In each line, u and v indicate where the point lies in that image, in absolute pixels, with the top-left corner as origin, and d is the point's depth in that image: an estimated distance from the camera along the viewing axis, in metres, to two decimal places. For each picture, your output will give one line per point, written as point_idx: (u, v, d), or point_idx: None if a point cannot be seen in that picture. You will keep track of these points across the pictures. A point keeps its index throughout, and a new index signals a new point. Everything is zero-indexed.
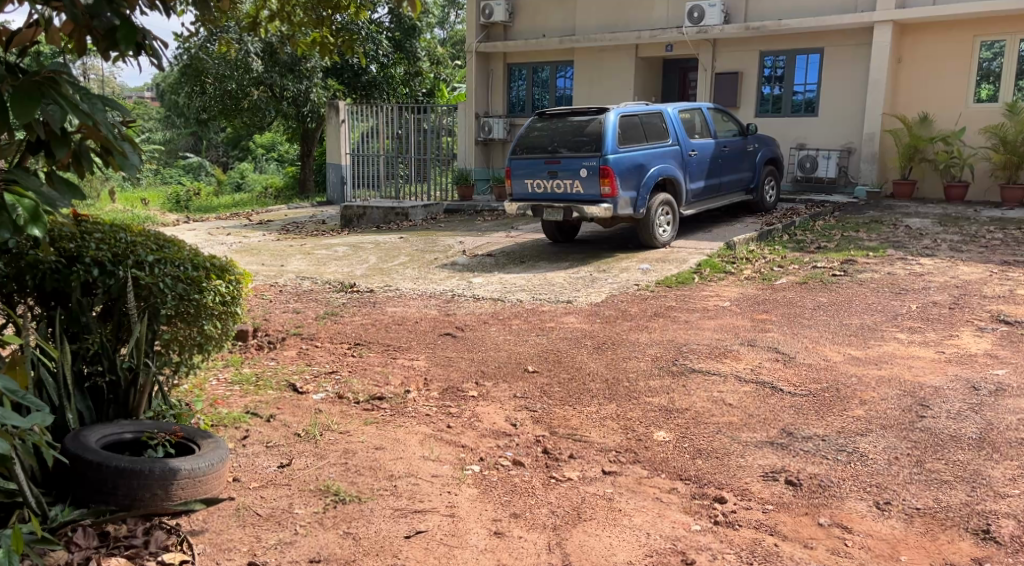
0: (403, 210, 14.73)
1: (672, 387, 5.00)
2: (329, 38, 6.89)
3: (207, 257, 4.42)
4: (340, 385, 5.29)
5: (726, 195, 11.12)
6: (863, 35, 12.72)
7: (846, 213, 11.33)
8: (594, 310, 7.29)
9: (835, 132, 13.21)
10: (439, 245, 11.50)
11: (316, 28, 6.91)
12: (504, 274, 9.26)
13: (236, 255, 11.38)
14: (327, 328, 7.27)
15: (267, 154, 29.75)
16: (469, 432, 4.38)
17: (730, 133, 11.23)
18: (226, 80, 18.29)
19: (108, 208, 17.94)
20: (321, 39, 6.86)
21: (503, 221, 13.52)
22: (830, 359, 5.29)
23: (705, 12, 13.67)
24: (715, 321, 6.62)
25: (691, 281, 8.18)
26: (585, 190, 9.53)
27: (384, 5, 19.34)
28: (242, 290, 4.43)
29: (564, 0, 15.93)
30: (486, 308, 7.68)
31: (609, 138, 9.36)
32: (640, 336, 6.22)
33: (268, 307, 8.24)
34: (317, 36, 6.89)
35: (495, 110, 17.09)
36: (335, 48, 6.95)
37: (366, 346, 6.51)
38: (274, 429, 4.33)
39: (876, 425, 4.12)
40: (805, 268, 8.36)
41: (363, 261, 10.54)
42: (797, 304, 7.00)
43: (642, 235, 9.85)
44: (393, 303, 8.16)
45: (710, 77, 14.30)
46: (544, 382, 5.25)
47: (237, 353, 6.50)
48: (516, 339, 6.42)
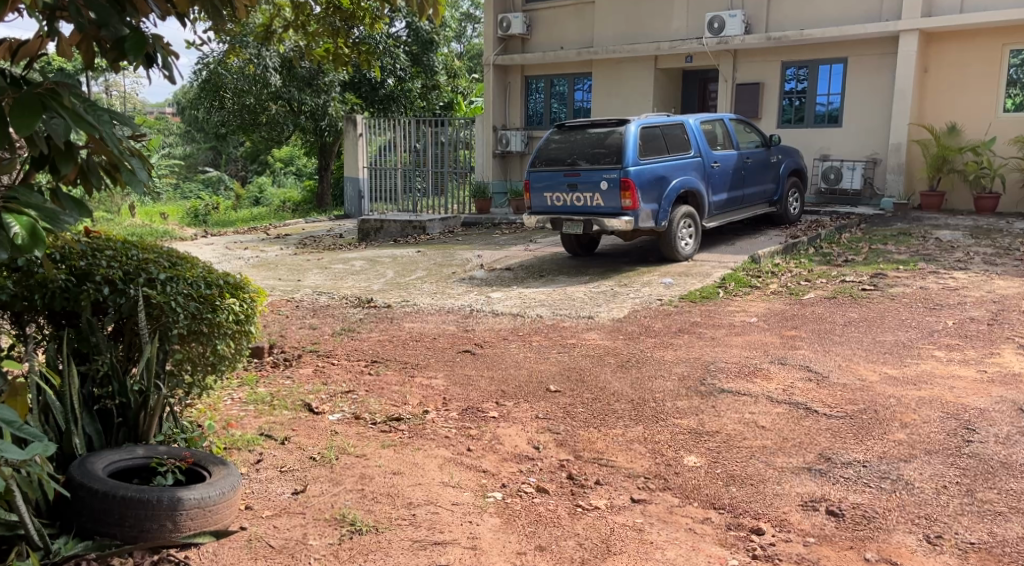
0: (421, 223, 14.62)
1: (700, 408, 4.81)
2: (342, 51, 6.80)
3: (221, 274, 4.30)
4: (357, 405, 5.14)
5: (749, 207, 10.91)
6: (888, 44, 12.50)
7: (872, 225, 11.08)
8: (617, 325, 7.11)
9: (859, 143, 12.98)
10: (457, 259, 11.36)
11: (331, 39, 6.83)
12: (524, 289, 9.09)
13: (253, 270, 11.30)
14: (344, 344, 7.14)
15: (286, 168, 29.88)
16: (490, 455, 4.21)
17: (752, 145, 11.03)
18: (245, 95, 18.37)
19: (127, 223, 18.01)
20: (334, 50, 6.80)
21: (522, 234, 13.36)
22: (866, 380, 5.07)
23: (725, 23, 13.51)
24: (743, 338, 6.42)
25: (715, 295, 7.97)
26: (605, 203, 9.36)
27: (402, 19, 19.43)
28: (256, 310, 4.28)
29: (582, 12, 15.83)
30: (506, 324, 7.52)
31: (630, 150, 9.19)
32: (666, 354, 6.04)
33: (285, 323, 8.13)
34: (331, 47, 6.82)
35: (512, 123, 16.99)
36: (349, 60, 6.90)
37: (384, 364, 6.36)
38: (289, 453, 4.18)
39: (920, 450, 3.91)
40: (833, 282, 8.13)
41: (380, 276, 10.42)
42: (828, 319, 6.79)
43: (664, 248, 9.66)
44: (411, 319, 8.01)
45: (731, 89, 14.11)
46: (567, 403, 5.07)
47: (253, 371, 6.38)
48: (537, 356, 6.24)
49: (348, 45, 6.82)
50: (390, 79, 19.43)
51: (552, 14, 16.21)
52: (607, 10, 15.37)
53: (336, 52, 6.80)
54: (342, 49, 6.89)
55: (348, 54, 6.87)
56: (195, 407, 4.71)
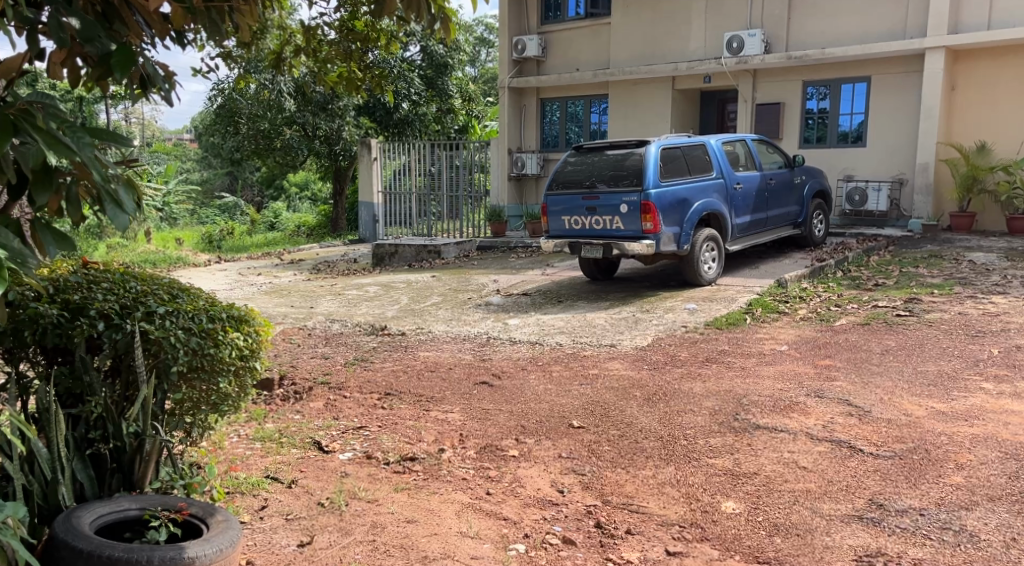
0: (436, 247, 14.38)
1: (736, 446, 4.51)
2: (356, 76, 6.44)
3: (226, 305, 4.05)
4: (369, 442, 4.87)
5: (773, 229, 10.61)
6: (912, 63, 12.23)
7: (901, 247, 10.75)
8: (641, 354, 6.80)
9: (884, 164, 12.68)
10: (473, 284, 11.09)
11: (344, 66, 6.51)
12: (542, 315, 8.81)
13: (265, 297, 11.09)
14: (357, 375, 6.87)
15: (301, 193, 29.94)
16: (511, 500, 3.92)
17: (775, 166, 10.74)
18: (260, 120, 18.31)
19: (141, 249, 17.88)
20: (347, 76, 6.46)
21: (539, 258, 13.09)
22: (912, 415, 4.77)
23: (744, 42, 13.32)
24: (775, 368, 6.12)
25: (743, 322, 7.67)
26: (625, 226, 9.09)
27: (416, 44, 19.38)
28: (263, 342, 4.02)
29: (598, 34, 15.67)
30: (524, 352, 7.23)
31: (650, 172, 8.93)
32: (693, 385, 5.74)
33: (296, 353, 7.88)
34: (343, 72, 6.48)
35: (528, 145, 16.80)
36: (363, 84, 6.57)
37: (398, 397, 6.08)
38: (295, 498, 3.90)
39: (982, 496, 3.66)
40: (865, 307, 7.82)
41: (394, 302, 10.17)
42: (864, 347, 6.47)
43: (687, 272, 9.36)
44: (426, 347, 7.73)
45: (751, 109, 13.85)
46: (592, 440, 4.76)
47: (261, 404, 6.12)
48: (558, 388, 5.94)
49: (363, 69, 6.47)
50: (405, 104, 19.30)
51: (568, 36, 16.06)
52: (624, 30, 15.19)
53: (350, 77, 6.46)
54: (356, 74, 6.54)
55: (362, 79, 6.51)
56: (198, 445, 4.43)
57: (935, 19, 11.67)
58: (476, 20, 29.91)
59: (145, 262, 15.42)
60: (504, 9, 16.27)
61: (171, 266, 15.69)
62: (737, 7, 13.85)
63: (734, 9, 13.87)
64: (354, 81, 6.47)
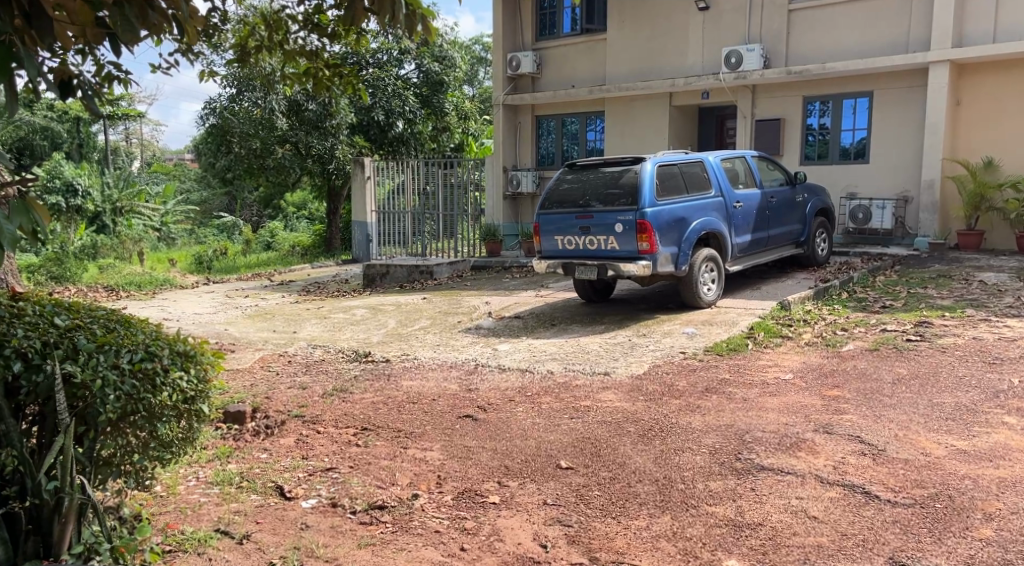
0: (428, 267, 14.03)
1: (738, 492, 4.09)
2: (323, 71, 6.16)
3: (170, 338, 3.77)
4: (337, 487, 4.47)
5: (775, 249, 10.23)
6: (916, 77, 11.90)
7: (908, 267, 10.35)
8: (636, 384, 6.39)
9: (888, 181, 12.31)
10: (463, 306, 10.69)
11: (310, 62, 6.24)
12: (534, 340, 8.40)
13: (248, 321, 10.69)
14: (335, 407, 6.45)
15: (298, 213, 29.65)
16: (488, 558, 3.55)
17: (776, 183, 10.37)
18: (251, 139, 18.00)
19: (128, 270, 17.51)
20: (315, 72, 6.19)
21: (533, 279, 12.68)
22: (930, 455, 4.36)
23: (743, 57, 12.99)
24: (779, 399, 5.70)
25: (744, 347, 7.25)
26: (621, 246, 8.70)
27: (411, 61, 19.13)
28: (209, 378, 3.72)
29: (593, 50, 15.38)
30: (512, 381, 6.82)
31: (646, 190, 8.55)
32: (689, 420, 5.32)
33: (273, 383, 7.47)
34: (309, 68, 6.21)
35: (523, 163, 16.47)
36: (330, 82, 6.32)
37: (374, 432, 5.66)
38: (245, 556, 3.57)
39: (1016, 554, 3.27)
40: (873, 332, 7.40)
41: (381, 326, 9.77)
42: (873, 376, 6.05)
43: (685, 295, 8.95)
44: (409, 376, 7.33)
45: (750, 125, 13.51)
46: (581, 484, 4.35)
47: (229, 442, 5.72)
48: (547, 423, 5.51)
49: (331, 65, 6.21)
50: (400, 122, 18.90)
51: (562, 52, 15.76)
52: (620, 46, 14.88)
53: (317, 74, 6.20)
54: (324, 71, 6.26)
55: (331, 76, 6.25)
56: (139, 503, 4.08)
57: (939, 33, 11.34)
58: (474, 38, 29.79)
59: (129, 285, 15.04)
60: (498, 24, 16.00)
61: (157, 289, 15.31)
62: (735, 22, 13.54)
63: (732, 24, 13.56)
64: (322, 78, 6.21)
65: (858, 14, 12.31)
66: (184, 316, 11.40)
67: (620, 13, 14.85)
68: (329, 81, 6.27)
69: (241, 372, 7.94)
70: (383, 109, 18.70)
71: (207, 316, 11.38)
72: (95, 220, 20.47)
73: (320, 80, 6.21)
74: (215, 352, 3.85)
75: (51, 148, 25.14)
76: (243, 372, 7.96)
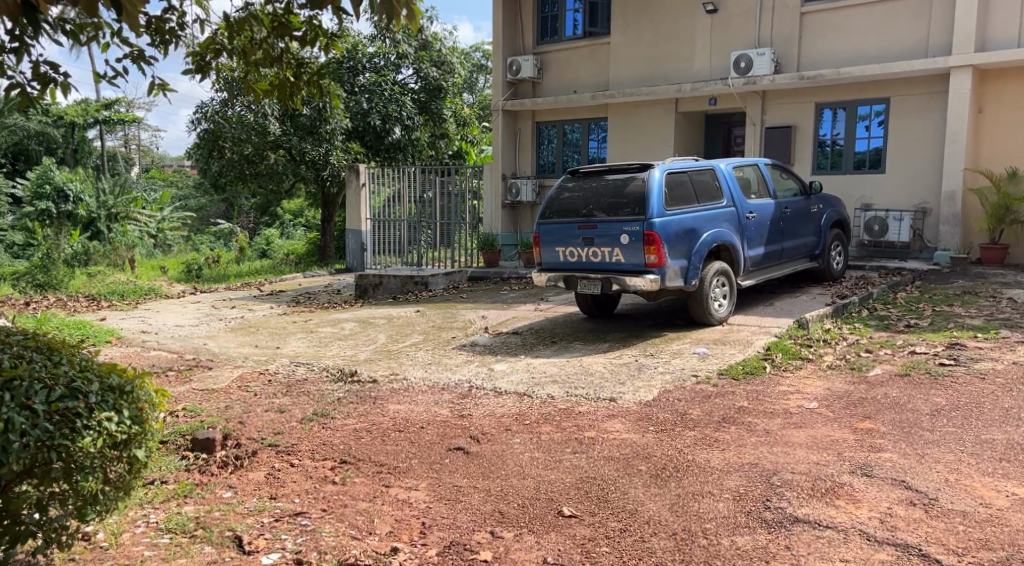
0: (423, 278, 13.42)
1: (771, 552, 3.51)
2: (291, 81, 5.58)
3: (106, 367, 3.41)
4: (305, 537, 3.92)
5: (788, 263, 9.65)
6: (935, 83, 11.37)
7: (929, 282, 9.78)
8: (645, 412, 5.79)
9: (906, 192, 11.75)
10: (458, 320, 10.11)
11: (277, 71, 5.66)
12: (532, 359, 7.81)
13: (231, 334, 10.10)
14: (313, 435, 5.87)
15: (294, 220, 29.04)
16: None
17: (790, 193, 9.82)
18: (244, 144, 17.47)
19: (113, 278, 16.92)
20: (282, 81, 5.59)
21: (533, 291, 12.09)
22: (991, 507, 3.77)
23: (753, 62, 12.45)
24: (806, 432, 5.11)
25: (762, 371, 6.67)
26: (627, 259, 8.12)
27: (408, 67, 18.67)
28: (148, 419, 3.38)
29: (597, 54, 14.85)
30: (509, 407, 6.22)
31: (654, 199, 7.99)
32: (707, 457, 4.74)
33: (250, 405, 6.89)
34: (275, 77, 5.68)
35: (523, 171, 15.92)
36: (299, 90, 5.69)
37: (354, 466, 5.09)
38: None
39: None
40: (901, 354, 6.82)
41: (370, 342, 9.19)
42: (908, 406, 5.47)
43: (695, 311, 8.37)
44: (397, 399, 6.73)
45: (760, 133, 12.95)
46: (586, 537, 3.79)
47: (191, 479, 5.14)
48: (547, 458, 4.92)
49: (300, 71, 5.66)
50: (397, 128, 18.34)
51: (564, 56, 15.22)
52: (624, 50, 14.35)
53: (284, 84, 5.63)
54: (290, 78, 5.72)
55: (300, 83, 5.62)
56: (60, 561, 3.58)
57: (960, 37, 10.82)
58: (473, 46, 29.47)
59: (112, 294, 14.47)
60: (498, 27, 15.47)
61: (140, 299, 14.72)
62: (744, 26, 13.01)
63: (742, 28, 13.04)
64: (289, 88, 5.63)
65: (874, 17, 11.78)
66: (165, 328, 10.80)
67: (624, 16, 14.32)
68: (298, 89, 5.68)
69: (216, 393, 7.34)
70: (380, 114, 18.08)
71: (189, 328, 10.79)
72: (89, 227, 19.81)
73: (286, 91, 5.65)
74: (155, 388, 3.49)
75: (47, 153, 24.59)
76: (218, 393, 7.36)
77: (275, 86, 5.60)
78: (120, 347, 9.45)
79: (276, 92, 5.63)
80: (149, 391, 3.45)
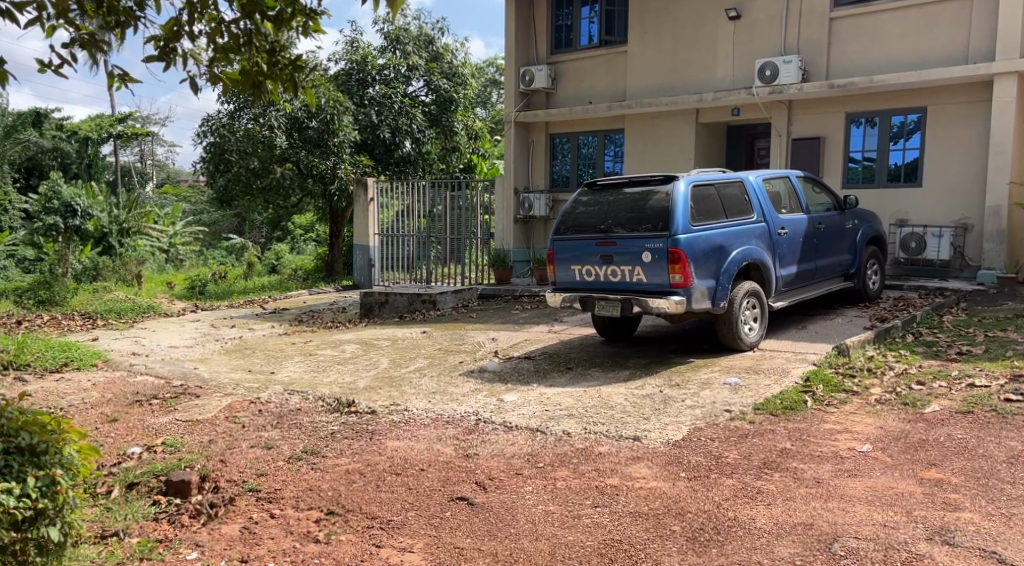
0: (431, 297, 12.75)
1: None
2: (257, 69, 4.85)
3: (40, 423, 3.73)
4: None
5: (822, 283, 8.94)
6: (975, 91, 10.69)
7: (976, 304, 9.05)
8: (674, 455, 5.11)
9: (944, 206, 11.04)
10: (467, 342, 9.44)
11: (247, 57, 4.95)
12: (546, 388, 7.12)
13: (225, 357, 9.48)
14: (300, 478, 5.22)
15: (306, 234, 28.37)
16: None
17: (823, 208, 9.13)
18: (249, 157, 16.74)
19: (113, 293, 16.34)
20: (249, 70, 4.87)
21: (546, 310, 11.42)
22: None
23: (779, 69, 11.82)
24: (863, 482, 4.42)
25: (803, 406, 5.95)
26: (649, 279, 7.46)
27: (419, 79, 18.13)
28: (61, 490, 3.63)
29: (613, 62, 14.25)
30: (521, 446, 5.54)
31: (680, 214, 7.34)
32: (750, 514, 4.05)
33: (235, 439, 6.25)
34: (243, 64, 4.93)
35: (536, 185, 15.31)
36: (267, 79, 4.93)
37: (344, 518, 4.49)
38: None
39: None
40: (959, 388, 6.10)
41: (372, 366, 8.53)
42: (979, 452, 4.77)
43: (724, 335, 7.68)
44: (397, 434, 6.07)
45: (786, 144, 12.28)
46: None
47: (158, 534, 4.55)
48: (564, 513, 4.27)
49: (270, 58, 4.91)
50: (406, 142, 17.83)
51: (579, 65, 14.63)
52: (642, 59, 13.74)
53: (251, 73, 4.87)
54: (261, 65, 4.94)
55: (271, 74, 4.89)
56: None
57: (1004, 42, 10.15)
58: (486, 61, 29.08)
59: (107, 312, 13.90)
60: (510, 37, 14.93)
61: (138, 317, 14.15)
62: (769, 32, 12.37)
63: (766, 35, 12.40)
64: (258, 78, 4.87)
65: (909, 22, 11.11)
66: (157, 350, 10.18)
67: (641, 23, 13.72)
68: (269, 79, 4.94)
69: (200, 425, 6.70)
70: (389, 127, 17.61)
71: (183, 350, 10.17)
72: (100, 241, 19.02)
73: (254, 81, 4.89)
74: (79, 453, 3.78)
75: (60, 169, 24.12)
76: (202, 425, 6.71)
77: (241, 75, 4.85)
78: (106, 371, 8.85)
79: (243, 83, 4.86)
80: (72, 456, 3.75)
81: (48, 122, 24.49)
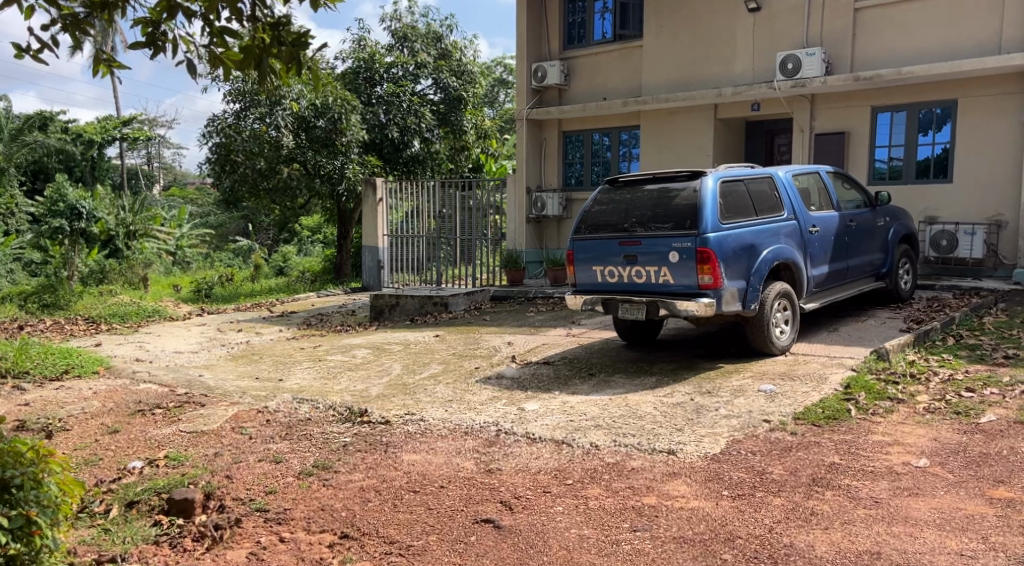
0: (442, 299, 12.38)
1: None
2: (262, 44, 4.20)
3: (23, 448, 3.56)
4: None
5: (854, 283, 8.55)
6: (1008, 83, 10.29)
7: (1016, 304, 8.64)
8: (714, 470, 4.74)
9: (976, 203, 10.64)
10: (482, 347, 9.07)
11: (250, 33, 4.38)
12: (568, 396, 6.75)
13: (231, 364, 9.12)
14: (311, 497, 4.86)
15: (313, 236, 28.00)
16: None
17: (854, 204, 8.74)
18: (255, 157, 16.37)
19: (117, 296, 16.01)
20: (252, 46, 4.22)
21: (562, 313, 11.04)
22: None
23: (801, 62, 11.39)
24: (927, 502, 4.06)
25: (846, 416, 5.56)
26: (676, 280, 7.08)
27: (427, 77, 17.74)
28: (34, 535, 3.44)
29: (627, 57, 13.87)
30: (546, 461, 5.16)
31: (708, 211, 6.96)
32: (807, 541, 3.73)
33: (242, 452, 5.90)
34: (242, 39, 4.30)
35: (548, 184, 14.96)
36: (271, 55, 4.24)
37: (359, 545, 4.14)
38: None
39: None
40: (1013, 396, 5.71)
41: (384, 373, 8.18)
42: None
43: (754, 339, 7.31)
44: (413, 447, 5.70)
45: (809, 139, 11.88)
46: None
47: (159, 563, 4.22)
48: (599, 539, 3.94)
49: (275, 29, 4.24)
50: (415, 141, 17.48)
51: (593, 61, 14.26)
52: (658, 54, 13.36)
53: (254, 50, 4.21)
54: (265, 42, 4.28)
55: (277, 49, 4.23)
56: None
57: None
58: (495, 59, 28.73)
59: (111, 317, 13.60)
60: (522, 33, 14.58)
61: (142, 322, 13.83)
62: (791, 25, 11.96)
63: (788, 27, 11.99)
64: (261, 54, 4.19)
65: (937, 11, 10.73)
66: (161, 356, 9.85)
67: (657, 17, 13.33)
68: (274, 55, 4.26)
69: (205, 436, 6.35)
70: (398, 126, 17.30)
71: (187, 356, 9.84)
72: (107, 244, 18.77)
73: (257, 59, 4.20)
74: (59, 487, 3.57)
75: (65, 171, 23.82)
76: (207, 437, 6.36)
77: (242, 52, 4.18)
78: (108, 379, 8.51)
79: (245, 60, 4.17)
80: (52, 491, 3.53)
81: (54, 125, 24.15)
